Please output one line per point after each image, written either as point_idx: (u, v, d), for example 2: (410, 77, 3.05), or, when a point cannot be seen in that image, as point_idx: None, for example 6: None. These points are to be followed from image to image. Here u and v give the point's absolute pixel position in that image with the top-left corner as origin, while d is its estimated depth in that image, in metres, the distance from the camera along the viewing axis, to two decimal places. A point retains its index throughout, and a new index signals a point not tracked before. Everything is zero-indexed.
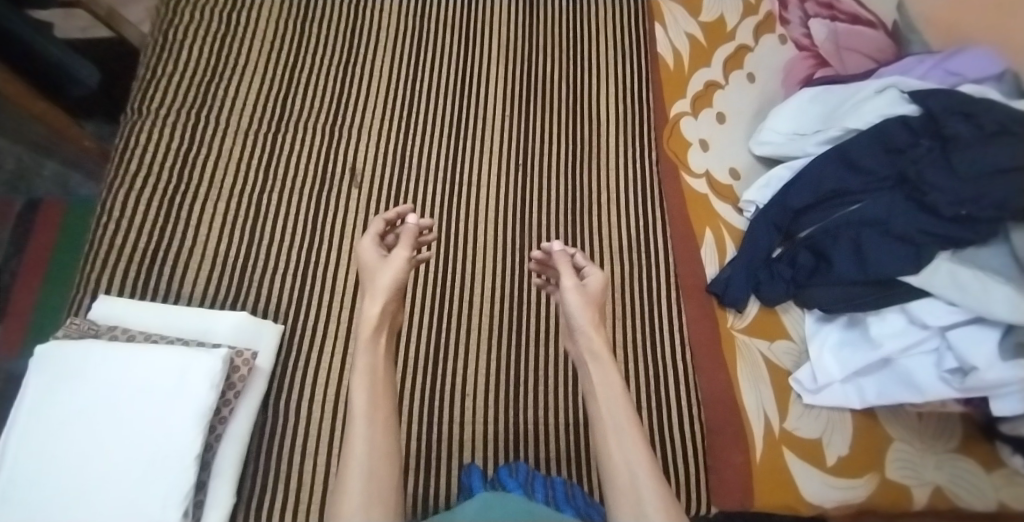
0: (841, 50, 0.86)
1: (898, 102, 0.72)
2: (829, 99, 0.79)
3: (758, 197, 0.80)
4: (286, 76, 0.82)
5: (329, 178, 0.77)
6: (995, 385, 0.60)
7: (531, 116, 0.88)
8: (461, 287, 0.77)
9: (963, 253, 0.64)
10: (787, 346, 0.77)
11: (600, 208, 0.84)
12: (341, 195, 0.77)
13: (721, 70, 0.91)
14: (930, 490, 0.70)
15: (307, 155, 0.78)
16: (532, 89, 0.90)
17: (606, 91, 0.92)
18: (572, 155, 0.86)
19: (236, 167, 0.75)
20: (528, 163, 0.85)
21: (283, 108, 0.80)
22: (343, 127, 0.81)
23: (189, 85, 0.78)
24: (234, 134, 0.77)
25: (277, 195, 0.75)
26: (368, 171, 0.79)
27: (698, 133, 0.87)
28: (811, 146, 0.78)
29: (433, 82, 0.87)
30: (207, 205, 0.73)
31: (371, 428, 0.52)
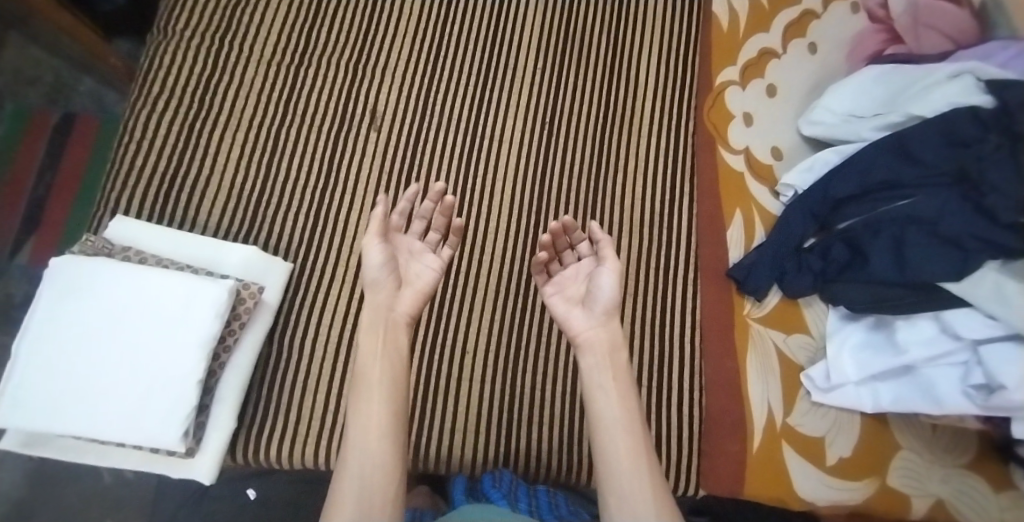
0: (917, 27, 0.77)
1: (973, 91, 0.64)
2: (895, 80, 0.72)
3: (797, 182, 0.75)
4: (314, 9, 0.79)
5: (350, 120, 0.75)
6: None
7: (566, 73, 0.83)
8: (473, 245, 0.75)
9: (1012, 266, 0.59)
10: (803, 340, 0.74)
11: (627, 176, 0.80)
12: (359, 139, 0.75)
13: (779, 38, 0.84)
14: (931, 503, 0.68)
15: (329, 93, 0.76)
16: (570, 42, 0.85)
17: (650, 53, 0.86)
18: (604, 118, 0.82)
19: (256, 99, 0.74)
20: (557, 123, 0.81)
21: (308, 41, 0.78)
22: (367, 67, 0.78)
23: (215, 8, 0.76)
24: (257, 64, 0.75)
25: (295, 132, 0.74)
26: (389, 116, 0.77)
27: (744, 106, 0.81)
28: (865, 131, 0.72)
29: (466, 28, 0.83)
30: (225, 137, 0.72)
31: (366, 426, 0.52)
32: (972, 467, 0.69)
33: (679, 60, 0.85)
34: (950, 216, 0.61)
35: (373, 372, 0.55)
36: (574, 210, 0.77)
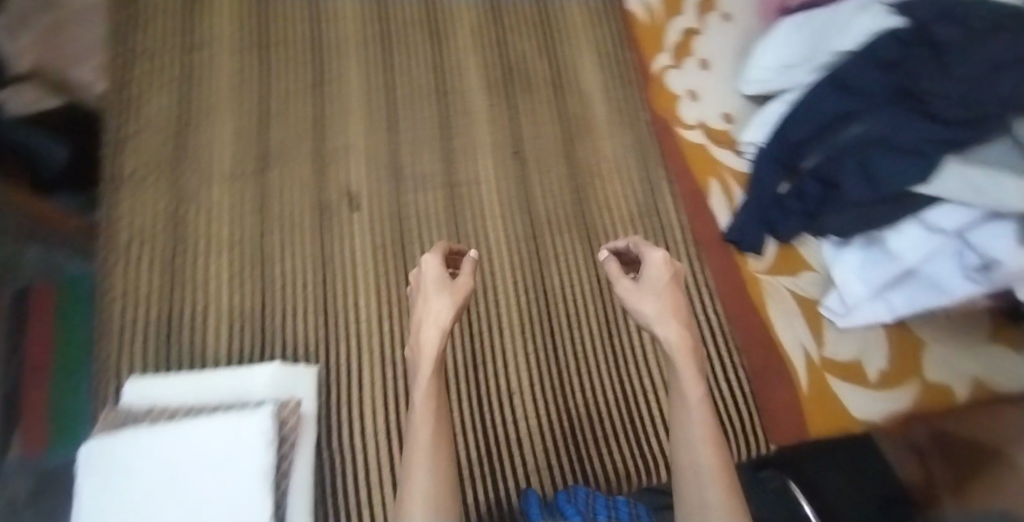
0: None
1: (886, 18, 0.70)
2: (812, 26, 0.77)
3: (755, 137, 0.80)
4: (258, 108, 0.77)
5: (329, 207, 0.74)
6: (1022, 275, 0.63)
7: (517, 97, 0.84)
8: (488, 288, 0.76)
9: (966, 157, 0.65)
10: (811, 277, 0.78)
11: (604, 179, 0.82)
12: (343, 222, 0.74)
13: (695, 16, 0.89)
14: (970, 383, 0.73)
15: (300, 188, 0.74)
16: (515, 66, 0.85)
17: (585, 57, 0.88)
18: (564, 133, 0.84)
19: (229, 217, 0.72)
20: (524, 149, 0.82)
21: (262, 144, 0.76)
22: (328, 151, 0.76)
23: (161, 139, 0.74)
24: (220, 182, 0.73)
25: (278, 237, 0.72)
26: (365, 192, 0.75)
27: (685, 84, 0.86)
28: (801, 76, 0.77)
29: (410, 80, 0.82)
30: (210, 264, 0.70)
31: (430, 453, 0.50)
32: (995, 341, 0.74)
33: (615, 60, 0.89)
34: (896, 128, 0.67)
35: (431, 401, 0.53)
36: (568, 226, 0.80)
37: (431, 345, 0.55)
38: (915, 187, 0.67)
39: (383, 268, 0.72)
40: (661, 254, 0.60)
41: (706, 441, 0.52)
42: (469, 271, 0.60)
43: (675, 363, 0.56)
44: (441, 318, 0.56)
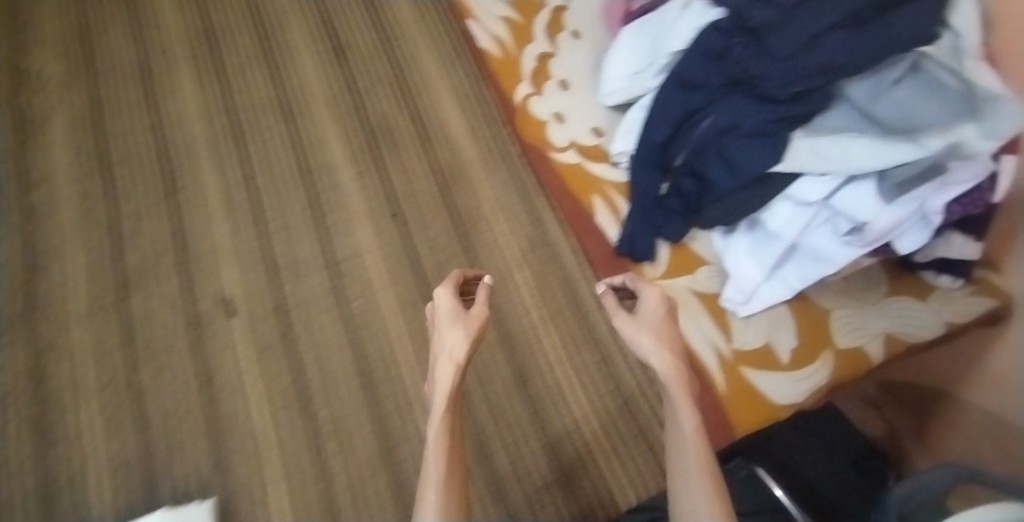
0: None
1: (706, 11, 0.71)
2: (648, 29, 0.79)
3: (625, 147, 0.81)
4: (112, 264, 0.84)
5: (208, 324, 0.81)
6: (890, 227, 0.65)
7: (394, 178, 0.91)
8: (382, 366, 0.79)
9: (812, 127, 0.66)
10: (708, 271, 0.78)
11: (483, 217, 0.89)
12: (222, 337, 0.80)
13: (546, 40, 0.90)
14: (882, 340, 0.73)
15: (180, 315, 0.81)
16: (380, 142, 0.94)
17: (452, 119, 0.96)
18: (437, 186, 0.91)
19: (109, 363, 0.77)
20: (401, 209, 0.89)
21: (142, 282, 0.83)
22: (199, 279, 0.84)
23: (47, 299, 0.81)
24: (92, 332, 0.79)
25: (170, 367, 0.78)
26: (242, 302, 0.82)
27: (550, 108, 0.86)
28: (650, 80, 0.78)
29: (283, 189, 0.91)
30: (98, 410, 0.75)
31: (445, 477, 0.50)
32: (894, 293, 0.75)
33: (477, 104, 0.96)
34: (740, 116, 0.69)
35: (448, 430, 0.53)
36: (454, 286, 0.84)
37: (446, 375, 0.56)
38: (774, 167, 0.68)
39: None
40: (654, 289, 0.67)
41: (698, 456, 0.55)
42: (484, 300, 0.62)
43: (669, 391, 0.59)
44: (457, 353, 0.57)
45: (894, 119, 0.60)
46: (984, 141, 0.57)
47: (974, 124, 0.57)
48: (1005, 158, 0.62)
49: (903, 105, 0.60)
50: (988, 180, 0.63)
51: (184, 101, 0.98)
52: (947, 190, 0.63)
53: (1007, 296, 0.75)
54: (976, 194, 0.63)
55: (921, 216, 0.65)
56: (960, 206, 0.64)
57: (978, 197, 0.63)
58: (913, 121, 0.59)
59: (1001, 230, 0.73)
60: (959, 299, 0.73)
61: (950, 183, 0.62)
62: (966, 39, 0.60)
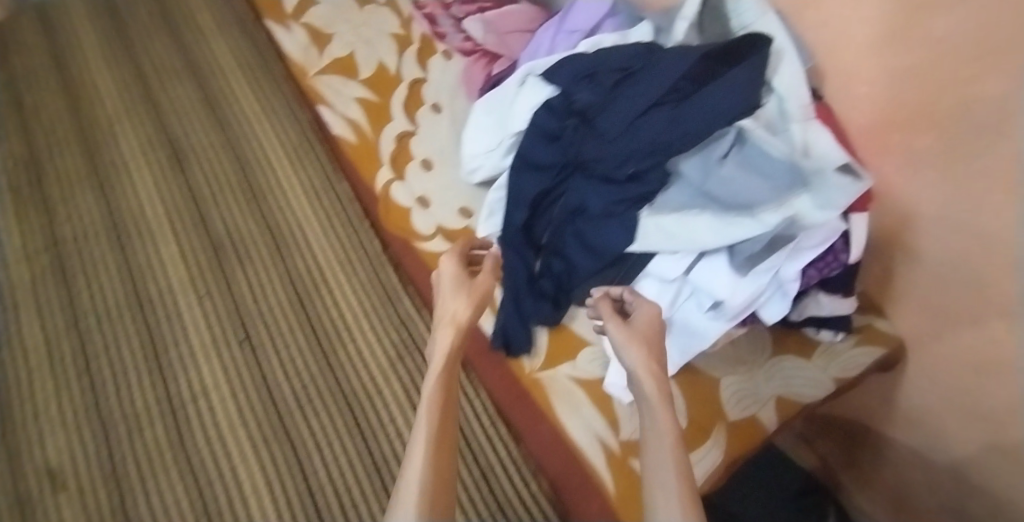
0: (502, 37, 0.88)
1: (542, 87, 0.68)
2: (494, 106, 0.75)
3: (490, 229, 0.76)
4: None
5: (30, 491, 0.86)
6: (747, 301, 0.61)
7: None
8: (223, 506, 0.86)
9: (657, 204, 0.61)
10: (590, 352, 0.73)
11: (339, 334, 1.03)
12: (47, 505, 0.85)
13: (405, 118, 0.86)
14: (774, 404, 0.68)
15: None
16: (243, 284, 1.09)
17: (314, 242, 1.13)
18: (298, 309, 1.06)
19: None
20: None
21: None
22: (12, 451, 0.90)
23: None
24: None
25: None
26: (67, 468, 0.88)
27: (412, 193, 0.81)
28: (502, 160, 0.75)
29: (113, 355, 1.00)
30: None
31: (434, 438, 0.40)
32: (779, 350, 0.72)
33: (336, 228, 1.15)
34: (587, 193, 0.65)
35: (444, 390, 0.45)
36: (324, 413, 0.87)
37: (444, 333, 0.50)
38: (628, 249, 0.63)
39: None
40: (648, 302, 0.53)
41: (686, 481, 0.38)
42: (492, 272, 0.57)
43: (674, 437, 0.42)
44: (460, 316, 0.51)
45: (729, 196, 0.57)
46: (821, 211, 0.53)
47: (807, 194, 0.53)
48: (855, 217, 0.58)
49: (733, 182, 0.57)
50: (841, 241, 0.59)
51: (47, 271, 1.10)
52: (800, 256, 0.58)
53: (898, 340, 0.71)
54: (830, 257, 0.59)
55: (779, 284, 0.61)
56: (816, 270, 0.60)
57: (833, 258, 0.59)
58: (746, 197, 0.56)
59: (878, 272, 0.70)
60: (847, 352, 0.71)
61: (801, 248, 0.58)
62: (789, 100, 0.56)
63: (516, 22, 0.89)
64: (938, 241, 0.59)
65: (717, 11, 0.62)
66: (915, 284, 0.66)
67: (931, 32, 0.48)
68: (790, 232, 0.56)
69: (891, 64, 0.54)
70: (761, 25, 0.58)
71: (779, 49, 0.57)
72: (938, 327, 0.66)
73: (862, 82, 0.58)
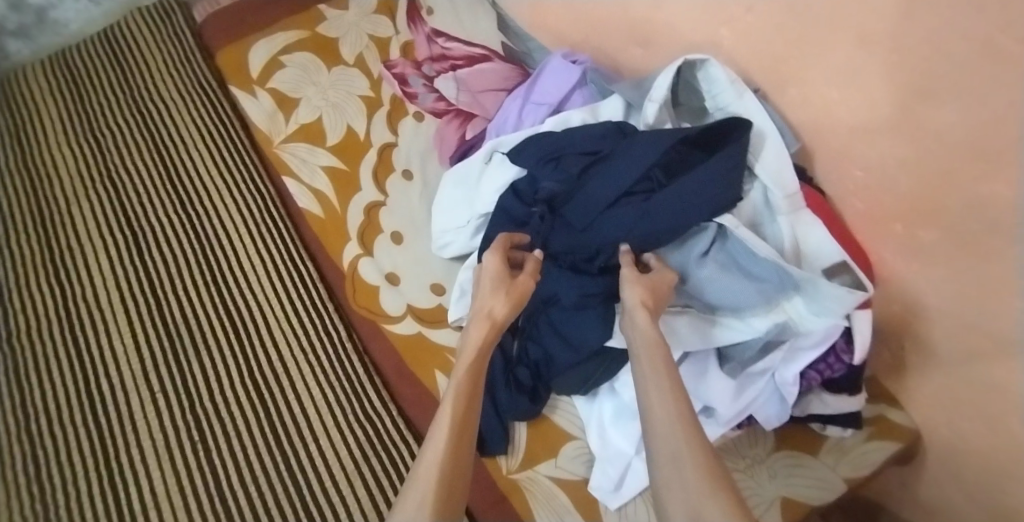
0: (476, 97, 0.86)
1: (508, 166, 0.66)
2: (464, 181, 0.72)
3: (461, 313, 0.71)
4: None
5: None
6: (740, 409, 0.53)
7: (187, 369, 0.71)
8: None
9: None
10: (575, 447, 0.67)
11: None
12: None
13: (374, 187, 0.82)
14: (781, 505, 0.60)
15: None
16: None
17: None
18: None
19: None
20: (203, 434, 0.66)
21: None
22: None
23: None
24: None
25: None
26: None
27: (381, 270, 0.77)
28: (471, 239, 0.71)
29: None
30: None
31: (455, 428, 0.43)
32: (783, 446, 0.65)
33: None
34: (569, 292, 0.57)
35: (469, 388, 0.46)
36: None
37: (478, 330, 0.49)
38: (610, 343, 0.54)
39: None
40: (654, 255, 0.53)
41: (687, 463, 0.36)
42: (532, 271, 0.53)
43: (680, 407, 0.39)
44: (495, 315, 0.50)
45: (713, 297, 0.52)
46: (817, 317, 0.49)
47: (800, 298, 0.49)
48: (857, 313, 0.51)
49: (718, 283, 0.51)
50: (842, 340, 0.54)
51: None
52: (799, 357, 0.52)
53: (915, 433, 0.64)
54: (831, 358, 0.54)
55: (776, 386, 0.54)
56: (817, 372, 0.55)
57: (835, 360, 0.54)
58: (734, 301, 0.51)
59: (886, 361, 0.64)
60: (859, 447, 0.64)
61: (799, 350, 0.52)
62: (774, 191, 0.51)
63: (491, 80, 0.86)
64: (951, 337, 0.53)
65: (691, 86, 0.58)
66: (929, 376, 0.59)
67: (926, 123, 0.44)
68: (783, 336, 0.51)
69: (890, 149, 0.48)
70: (738, 106, 0.54)
71: (761, 132, 0.53)
72: (958, 424, 0.59)
73: (856, 165, 0.53)
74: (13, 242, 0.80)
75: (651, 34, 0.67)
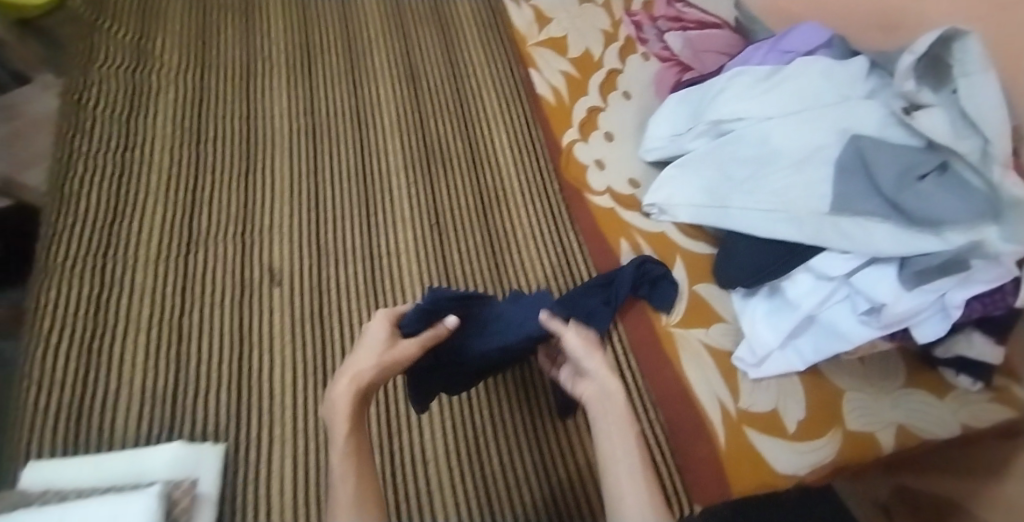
0: (698, 54, 0.99)
1: (749, 87, 0.78)
2: (693, 99, 0.86)
3: (655, 200, 0.83)
4: (115, 182, 0.86)
5: (175, 250, 0.82)
6: (906, 314, 0.64)
7: (432, 174, 0.93)
8: None
9: (839, 202, 0.68)
10: (723, 328, 0.79)
11: (512, 191, 0.93)
12: (186, 264, 0.81)
13: (598, 95, 0.98)
14: (894, 430, 0.72)
15: (149, 239, 0.82)
16: (425, 119, 0.99)
17: (491, 113, 1.01)
18: (471, 161, 0.95)
19: (98, 266, 0.79)
20: (442, 219, 0.89)
21: (118, 202, 0.84)
22: (126, 236, 0.82)
23: (98, 189, 0.84)
24: (80, 233, 0.80)
25: (65, 349, 0.72)
26: (207, 241, 0.83)
27: (592, 155, 0.92)
28: (688, 143, 0.83)
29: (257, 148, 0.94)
30: (100, 316, 0.75)
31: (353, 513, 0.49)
32: (912, 383, 0.75)
33: (506, 81, 1.05)
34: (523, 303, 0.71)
35: (354, 451, 0.53)
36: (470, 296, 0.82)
37: (344, 396, 0.54)
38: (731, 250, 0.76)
39: (306, 341, 0.77)
40: (573, 337, 0.61)
41: (637, 480, 0.52)
42: (421, 339, 0.59)
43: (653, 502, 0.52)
44: (362, 374, 0.55)
45: (919, 211, 0.63)
46: (1007, 243, 0.60)
47: (997, 227, 0.61)
48: None
49: (929, 197, 0.63)
50: (1010, 284, 0.63)
51: (151, 75, 0.99)
52: (971, 286, 0.63)
53: None
54: (997, 296, 0.63)
55: (942, 307, 0.65)
56: (981, 303, 0.64)
57: (1000, 298, 0.63)
58: (940, 215, 0.62)
59: None
60: (980, 403, 0.73)
61: (973, 280, 0.63)
62: (994, 144, 0.60)
63: (715, 45, 0.99)
64: None
65: (938, 59, 0.66)
66: None
67: None
68: (966, 259, 0.62)
69: None
70: (979, 79, 0.61)
71: (989, 103, 0.60)
72: None
73: None
74: (327, 56, 1.06)
75: (892, 19, 0.80)
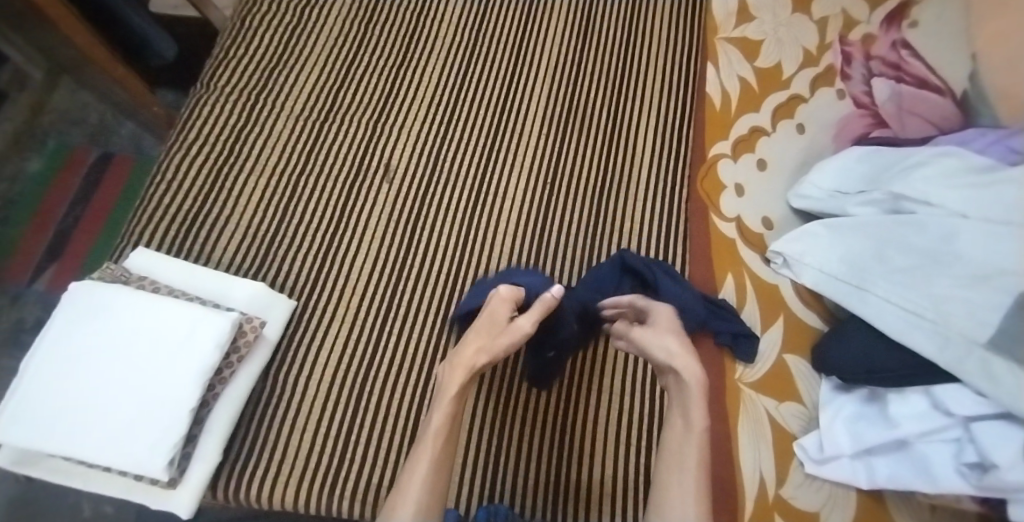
0: (901, 113, 0.83)
1: (948, 172, 0.68)
2: (877, 160, 0.76)
3: (784, 250, 0.76)
4: (288, 32, 0.93)
5: (314, 110, 0.87)
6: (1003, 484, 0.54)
7: (567, 128, 0.90)
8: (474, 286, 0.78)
9: (997, 341, 0.58)
10: (795, 409, 0.72)
11: (638, 178, 0.88)
12: (319, 126, 0.86)
13: (769, 117, 0.88)
14: None
15: (296, 92, 0.88)
16: (583, 72, 0.96)
17: (649, 90, 0.95)
18: (610, 131, 0.91)
19: (248, 101, 0.86)
20: (559, 179, 0.86)
21: (283, 49, 0.91)
22: (280, 81, 0.88)
23: (272, 34, 0.92)
24: (244, 67, 0.88)
25: (200, 159, 0.80)
26: (344, 113, 0.87)
27: (734, 177, 0.85)
28: (851, 205, 0.74)
29: (417, 41, 0.95)
30: (236, 144, 0.83)
31: (428, 475, 0.53)
32: None
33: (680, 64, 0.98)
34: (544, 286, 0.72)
35: (448, 420, 0.57)
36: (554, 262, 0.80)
37: (456, 376, 0.59)
38: (838, 341, 0.69)
39: (392, 242, 0.80)
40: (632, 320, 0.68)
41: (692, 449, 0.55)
42: (535, 316, 0.62)
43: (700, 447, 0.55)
44: (476, 361, 0.59)
45: None
46: None
47: None
48: None
49: None
50: None
51: None
52: None
53: None
54: None
55: None
56: None
57: None
58: None
59: None
60: None
61: None
62: None
63: (926, 109, 0.82)
64: None
65: None
66: None
67: None
68: None
69: None
70: None
71: None
72: None
73: None
74: None
75: None
